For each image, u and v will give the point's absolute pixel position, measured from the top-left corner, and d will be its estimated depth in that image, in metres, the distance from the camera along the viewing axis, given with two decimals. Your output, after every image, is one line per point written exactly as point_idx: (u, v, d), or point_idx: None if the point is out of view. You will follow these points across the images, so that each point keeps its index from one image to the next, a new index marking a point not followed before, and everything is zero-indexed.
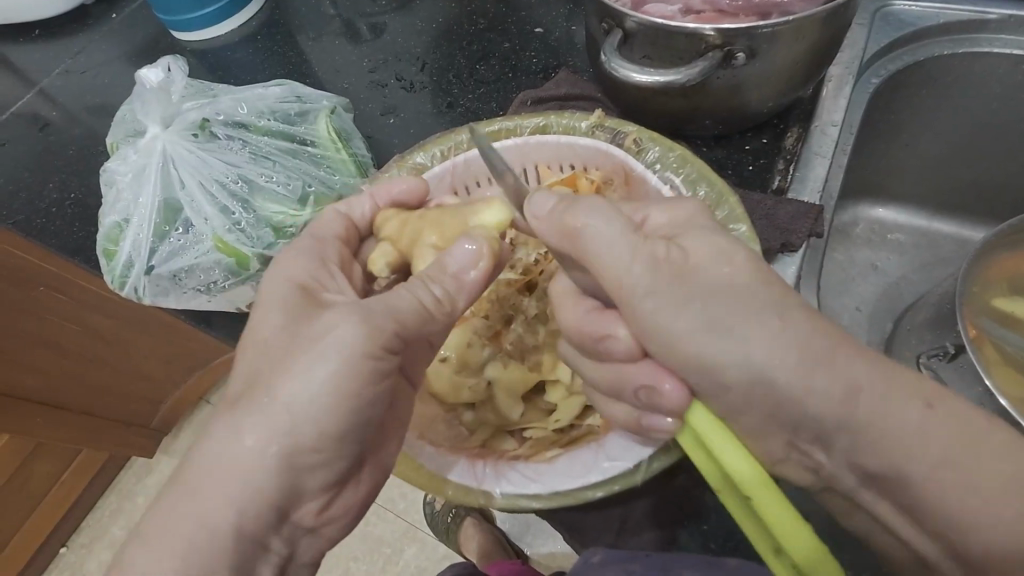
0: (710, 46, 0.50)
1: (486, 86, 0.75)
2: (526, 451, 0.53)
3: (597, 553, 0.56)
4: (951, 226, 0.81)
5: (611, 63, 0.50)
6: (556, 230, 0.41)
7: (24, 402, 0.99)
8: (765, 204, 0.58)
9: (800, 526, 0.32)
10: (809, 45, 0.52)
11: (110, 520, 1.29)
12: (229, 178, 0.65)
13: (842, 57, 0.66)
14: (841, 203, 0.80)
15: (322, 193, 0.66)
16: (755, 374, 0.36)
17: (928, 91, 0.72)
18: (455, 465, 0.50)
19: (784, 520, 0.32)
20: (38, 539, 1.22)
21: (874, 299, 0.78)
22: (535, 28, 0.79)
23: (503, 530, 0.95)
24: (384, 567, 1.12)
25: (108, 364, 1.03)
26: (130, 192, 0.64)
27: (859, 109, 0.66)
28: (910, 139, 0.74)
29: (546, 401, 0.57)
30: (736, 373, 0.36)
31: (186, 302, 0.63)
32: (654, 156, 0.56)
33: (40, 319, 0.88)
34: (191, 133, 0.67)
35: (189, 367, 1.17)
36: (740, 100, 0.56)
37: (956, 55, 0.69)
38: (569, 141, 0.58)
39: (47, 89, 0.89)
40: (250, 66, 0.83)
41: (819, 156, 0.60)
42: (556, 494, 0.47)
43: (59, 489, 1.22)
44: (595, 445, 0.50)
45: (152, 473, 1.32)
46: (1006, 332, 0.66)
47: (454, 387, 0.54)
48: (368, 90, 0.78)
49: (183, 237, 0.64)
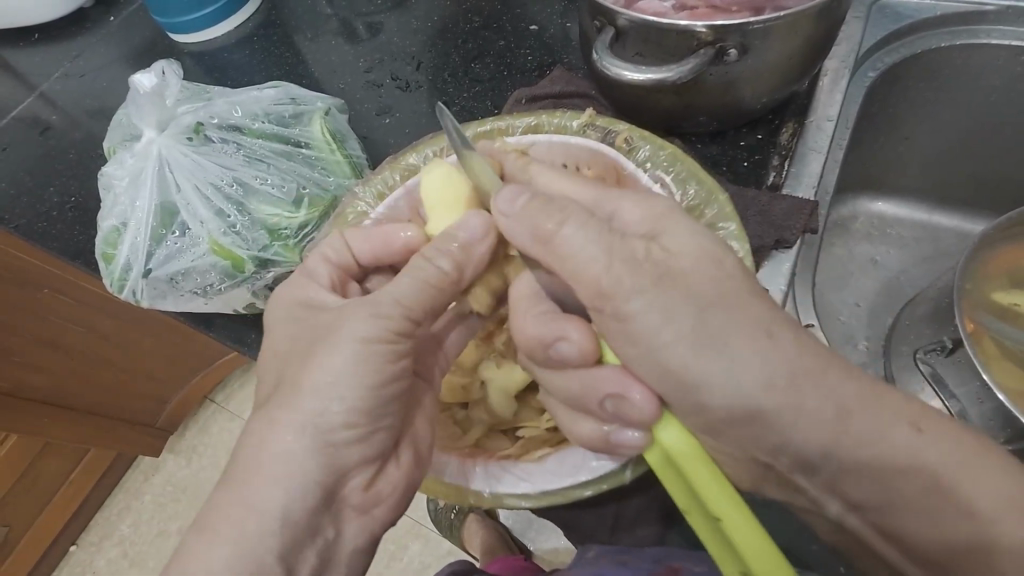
0: (702, 42, 0.49)
1: (482, 84, 0.75)
2: (516, 450, 0.53)
3: (593, 550, 0.57)
4: (952, 219, 0.81)
5: (603, 61, 0.50)
6: (528, 231, 0.41)
7: (31, 403, 1.00)
8: (760, 200, 0.57)
9: (772, 555, 0.33)
10: (800, 43, 0.52)
11: (119, 518, 1.31)
12: (224, 181, 0.65)
13: (838, 51, 0.66)
14: (839, 197, 0.79)
15: (316, 195, 0.66)
16: (740, 373, 0.36)
17: (928, 84, 0.71)
18: (446, 465, 0.51)
19: (755, 549, 0.33)
20: (48, 537, 1.24)
21: (874, 293, 0.78)
22: (530, 25, 0.79)
23: (506, 525, 0.97)
24: (388, 563, 1.13)
25: (112, 365, 1.04)
26: (127, 196, 0.64)
27: (855, 102, 0.65)
28: (908, 132, 0.74)
29: (539, 400, 0.57)
30: (715, 373, 0.37)
31: (183, 304, 0.64)
32: (645, 155, 0.57)
33: (44, 320, 0.89)
34: (186, 136, 0.67)
35: (193, 367, 1.18)
36: (733, 96, 0.55)
37: (953, 47, 0.68)
38: (561, 140, 0.58)
39: (47, 93, 0.90)
40: (247, 68, 0.84)
41: (815, 151, 0.60)
42: (545, 493, 0.48)
43: (67, 490, 1.23)
44: (584, 444, 0.49)
45: (158, 472, 1.34)
46: (1004, 326, 0.66)
47: (447, 386, 0.56)
48: (364, 90, 0.78)
49: (179, 240, 0.64)
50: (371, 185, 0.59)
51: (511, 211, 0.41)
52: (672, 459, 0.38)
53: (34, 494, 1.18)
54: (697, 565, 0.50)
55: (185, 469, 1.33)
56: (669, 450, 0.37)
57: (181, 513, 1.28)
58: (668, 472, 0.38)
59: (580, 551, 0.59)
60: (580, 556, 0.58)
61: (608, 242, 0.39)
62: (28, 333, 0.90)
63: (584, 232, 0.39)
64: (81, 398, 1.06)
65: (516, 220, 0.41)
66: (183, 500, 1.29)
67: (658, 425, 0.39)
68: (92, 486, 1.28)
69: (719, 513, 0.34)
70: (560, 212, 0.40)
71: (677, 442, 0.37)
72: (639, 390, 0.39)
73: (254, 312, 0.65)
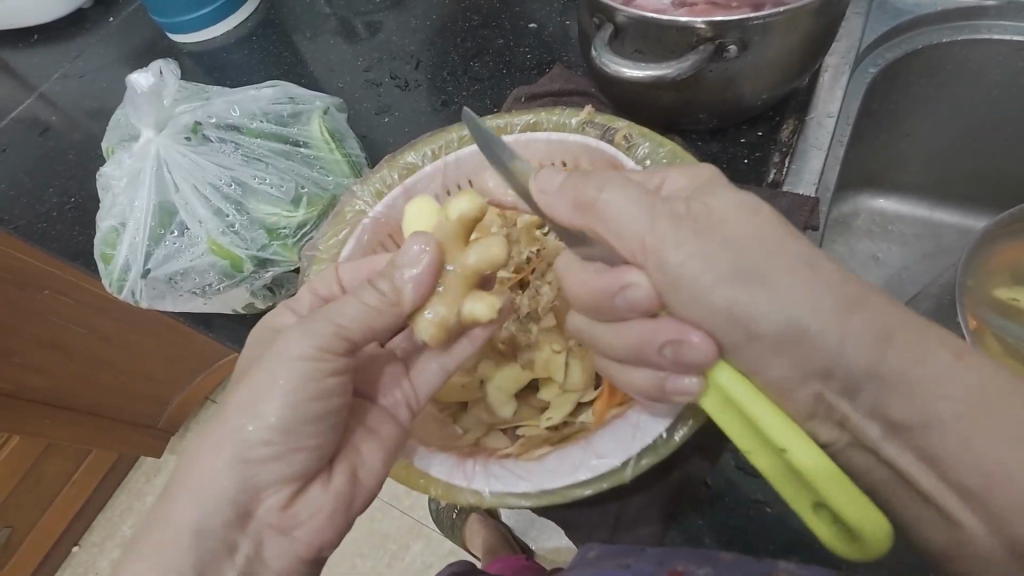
0: (701, 39, 0.49)
1: (481, 82, 0.75)
2: (515, 449, 0.53)
3: (594, 548, 0.56)
4: (954, 216, 0.80)
5: (601, 58, 0.50)
6: (569, 200, 0.41)
7: (32, 403, 1.00)
8: (760, 197, 0.57)
9: (844, 485, 0.31)
10: (800, 38, 0.51)
11: (121, 518, 1.31)
12: (222, 180, 0.65)
13: (838, 47, 0.65)
14: (840, 194, 0.79)
15: (315, 194, 0.66)
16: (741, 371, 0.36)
17: (928, 80, 0.71)
18: (445, 464, 0.50)
19: (826, 481, 0.31)
20: (50, 538, 1.24)
21: (875, 290, 0.78)
22: (528, 23, 0.78)
23: (508, 524, 0.97)
24: (390, 563, 1.13)
25: (112, 366, 1.04)
26: (126, 196, 0.64)
27: (855, 99, 0.65)
28: (909, 129, 0.73)
29: (539, 399, 0.57)
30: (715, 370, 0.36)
31: (183, 303, 0.63)
32: (645, 151, 0.56)
33: (44, 322, 0.89)
34: (184, 136, 0.67)
35: (194, 367, 1.18)
36: (733, 93, 0.55)
37: (954, 43, 0.68)
38: (559, 138, 0.58)
39: (46, 94, 0.90)
40: (246, 67, 0.84)
41: (816, 148, 0.59)
42: (544, 492, 0.48)
43: (69, 490, 1.23)
44: (584, 442, 0.49)
45: (160, 472, 1.34)
46: (1006, 322, 0.66)
47: (446, 387, 0.56)
48: (363, 89, 0.78)
49: (178, 240, 0.64)
50: (370, 184, 0.59)
51: (552, 185, 0.42)
52: (731, 398, 0.35)
53: (37, 495, 1.19)
54: (699, 564, 0.50)
55: None
56: (725, 390, 0.36)
57: None
58: (725, 413, 0.36)
59: (580, 550, 0.59)
60: (581, 555, 0.58)
61: (650, 202, 0.39)
62: (28, 334, 0.90)
63: (624, 194, 0.40)
64: (82, 398, 1.06)
65: (555, 195, 0.42)
66: None
67: (715, 366, 0.37)
68: (94, 487, 1.28)
69: (788, 449, 0.32)
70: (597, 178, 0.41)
71: (735, 382, 0.35)
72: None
73: (252, 311, 0.66)
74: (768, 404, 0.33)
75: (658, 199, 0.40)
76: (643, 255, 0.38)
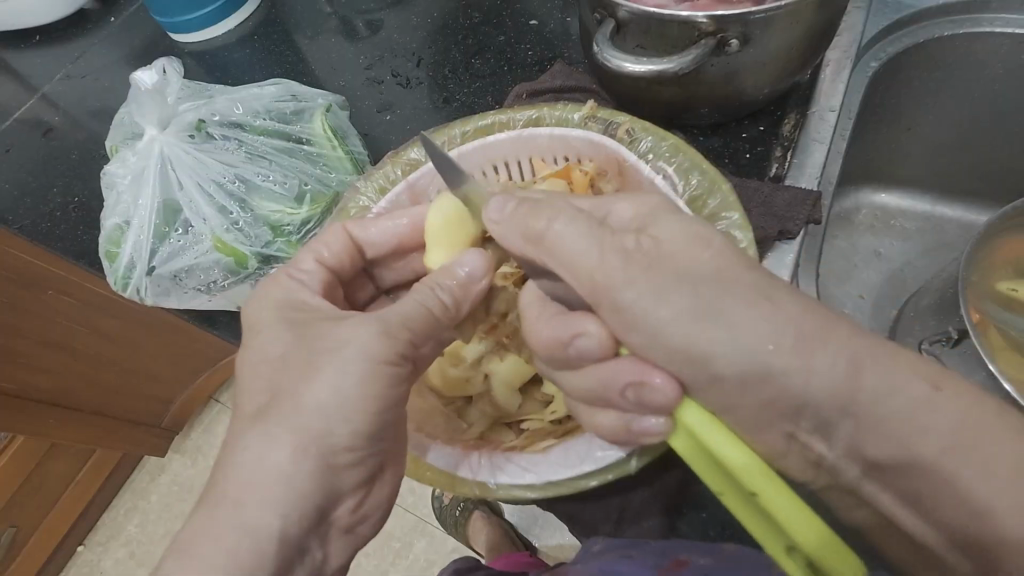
0: (703, 33, 0.49)
1: (482, 80, 0.75)
2: (521, 442, 0.53)
3: (599, 543, 0.57)
4: (955, 211, 0.80)
5: (603, 54, 0.50)
6: (519, 231, 0.42)
7: (36, 403, 1.00)
8: (762, 191, 0.57)
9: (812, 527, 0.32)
10: (802, 32, 0.51)
11: (126, 517, 1.32)
12: (226, 178, 0.65)
13: (840, 41, 0.65)
14: (842, 189, 0.79)
15: (319, 191, 0.67)
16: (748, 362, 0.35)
17: (931, 74, 0.70)
18: (452, 458, 0.50)
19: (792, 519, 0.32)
20: (56, 537, 1.25)
21: (877, 285, 0.78)
22: (529, 20, 0.78)
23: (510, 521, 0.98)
24: (393, 561, 1.13)
25: (117, 365, 1.05)
26: (129, 195, 0.64)
27: (857, 93, 0.65)
28: (912, 123, 0.73)
29: (543, 392, 0.57)
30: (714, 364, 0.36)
31: (188, 301, 0.64)
32: (647, 146, 0.56)
33: (49, 321, 0.89)
34: (188, 134, 0.67)
35: (198, 367, 1.19)
36: (735, 87, 0.55)
37: (956, 36, 0.68)
38: (562, 133, 0.58)
39: (49, 94, 0.90)
40: (249, 66, 0.84)
41: (816, 142, 0.60)
42: (551, 484, 0.48)
43: (74, 490, 1.24)
44: (590, 435, 0.49)
45: (164, 472, 1.34)
46: (1008, 316, 0.66)
47: (451, 381, 0.56)
48: (364, 88, 0.78)
49: (183, 238, 0.65)
50: (373, 180, 0.60)
51: (503, 215, 0.43)
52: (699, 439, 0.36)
53: (41, 494, 1.19)
54: (703, 559, 0.50)
55: (191, 469, 1.33)
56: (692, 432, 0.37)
57: (187, 512, 1.29)
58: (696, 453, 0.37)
59: (585, 545, 0.59)
60: (586, 550, 0.58)
61: (600, 237, 0.39)
62: (31, 334, 0.90)
63: (575, 225, 0.40)
64: (86, 398, 1.07)
65: (507, 224, 0.42)
66: (190, 500, 1.30)
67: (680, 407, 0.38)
68: (98, 487, 1.28)
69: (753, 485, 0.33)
70: (548, 210, 0.41)
71: (702, 424, 0.36)
72: (655, 380, 0.38)
73: None
74: (729, 443, 0.35)
75: (608, 232, 0.40)
76: (650, 242, 0.39)
